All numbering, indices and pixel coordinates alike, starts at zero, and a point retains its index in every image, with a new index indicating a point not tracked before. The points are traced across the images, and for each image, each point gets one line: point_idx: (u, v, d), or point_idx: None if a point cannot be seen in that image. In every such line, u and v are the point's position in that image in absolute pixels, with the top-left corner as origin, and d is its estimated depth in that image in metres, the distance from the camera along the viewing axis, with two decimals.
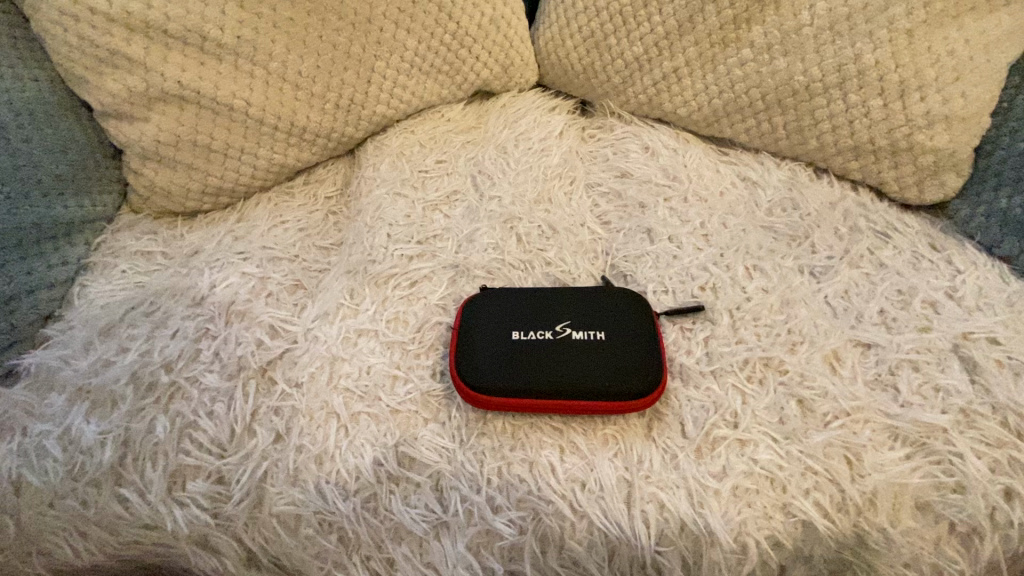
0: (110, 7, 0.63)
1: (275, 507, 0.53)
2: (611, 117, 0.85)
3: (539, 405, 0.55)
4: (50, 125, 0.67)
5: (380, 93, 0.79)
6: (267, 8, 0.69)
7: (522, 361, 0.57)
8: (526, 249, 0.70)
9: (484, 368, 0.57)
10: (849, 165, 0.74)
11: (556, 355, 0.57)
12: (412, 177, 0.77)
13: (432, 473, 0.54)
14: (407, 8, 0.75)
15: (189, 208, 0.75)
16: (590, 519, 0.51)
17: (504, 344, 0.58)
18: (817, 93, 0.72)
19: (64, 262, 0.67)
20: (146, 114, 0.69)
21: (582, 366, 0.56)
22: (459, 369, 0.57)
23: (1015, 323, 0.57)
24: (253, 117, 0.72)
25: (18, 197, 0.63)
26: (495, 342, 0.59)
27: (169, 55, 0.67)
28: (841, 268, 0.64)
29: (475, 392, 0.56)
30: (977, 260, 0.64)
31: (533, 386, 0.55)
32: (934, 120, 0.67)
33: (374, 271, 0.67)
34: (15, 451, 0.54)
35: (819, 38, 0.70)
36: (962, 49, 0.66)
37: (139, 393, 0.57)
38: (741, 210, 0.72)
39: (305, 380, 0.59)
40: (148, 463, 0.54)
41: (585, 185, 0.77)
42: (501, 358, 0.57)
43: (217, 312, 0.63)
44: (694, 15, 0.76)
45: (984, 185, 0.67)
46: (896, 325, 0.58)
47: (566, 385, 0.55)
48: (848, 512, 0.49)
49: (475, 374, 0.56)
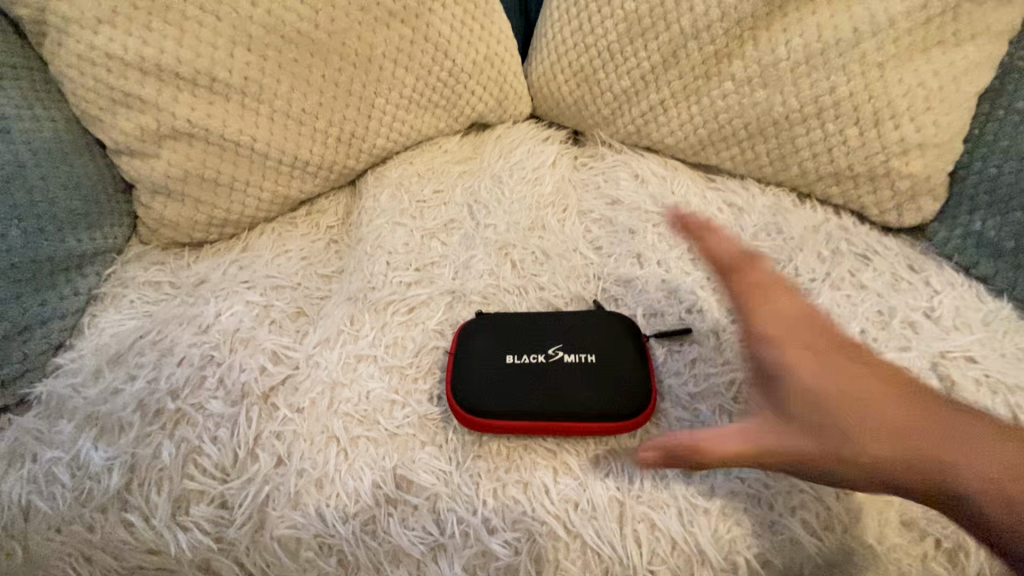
0: (126, 53, 0.67)
1: (276, 531, 0.55)
2: (602, 146, 0.89)
3: (532, 425, 0.57)
4: (66, 162, 0.70)
5: (380, 127, 0.82)
6: (273, 50, 0.73)
7: (516, 382, 0.59)
8: (520, 275, 0.72)
9: (480, 390, 0.59)
10: (830, 190, 0.76)
11: (549, 377, 0.59)
12: (411, 207, 0.80)
13: (429, 496, 0.56)
14: (405, 47, 0.79)
15: (195, 239, 0.78)
16: (583, 539, 0.53)
17: (498, 367, 0.60)
18: (797, 123, 0.75)
19: (75, 293, 0.69)
20: (157, 151, 0.72)
21: (575, 387, 0.58)
22: (456, 391, 0.59)
23: (990, 342, 0.61)
24: (258, 151, 0.76)
25: (34, 232, 0.66)
26: (490, 364, 0.61)
27: (180, 96, 0.71)
28: (824, 290, 0.67)
29: (470, 414, 0.58)
30: (955, 280, 0.67)
31: (526, 408, 0.57)
32: (909, 147, 0.70)
33: (373, 298, 0.69)
34: (25, 477, 0.56)
35: (795, 72, 0.73)
36: (931, 81, 0.69)
37: (145, 420, 0.59)
38: (727, 234, 0.74)
39: (306, 406, 0.61)
40: (153, 488, 0.56)
41: (577, 212, 0.80)
42: (497, 379, 0.60)
43: (222, 339, 0.65)
44: (677, 51, 0.78)
45: (960, 209, 0.70)
46: (877, 346, 0.62)
47: (559, 406, 0.57)
48: (834, 530, 0.52)
49: (471, 396, 0.58)
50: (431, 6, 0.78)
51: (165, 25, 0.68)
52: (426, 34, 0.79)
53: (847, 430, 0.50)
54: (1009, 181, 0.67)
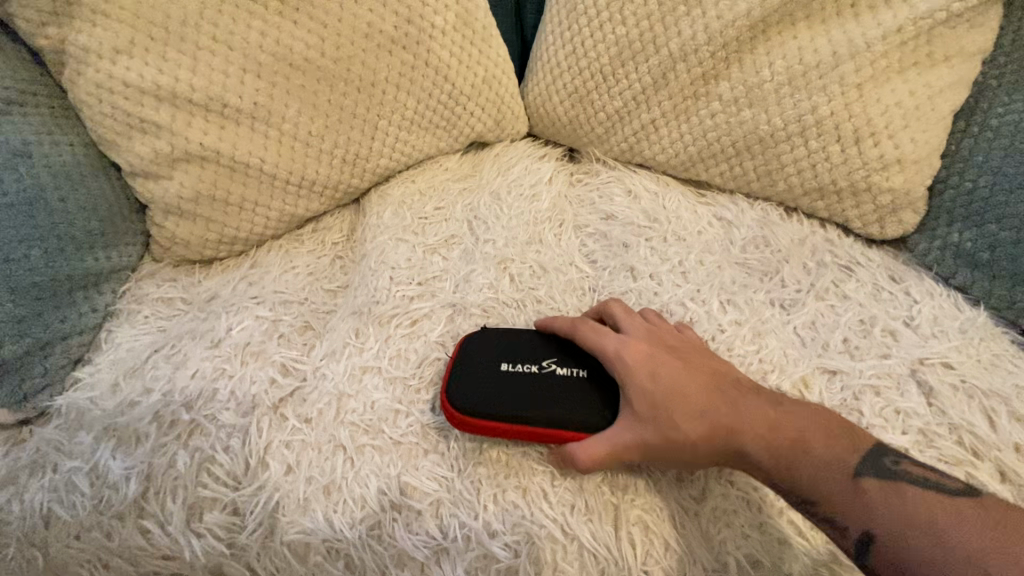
0: (142, 81, 0.71)
1: (286, 536, 0.57)
2: (598, 163, 0.92)
3: (520, 430, 0.58)
4: (84, 185, 0.74)
5: (383, 147, 0.86)
6: (282, 77, 0.76)
7: (506, 388, 0.61)
8: (518, 288, 0.75)
9: (470, 391, 0.61)
10: (816, 205, 0.80)
11: (538, 387, 0.61)
12: (413, 224, 0.83)
13: (432, 501, 0.58)
14: (406, 72, 0.83)
15: (206, 256, 0.81)
16: (580, 541, 0.55)
17: (492, 372, 0.63)
18: (782, 141, 0.78)
19: (93, 309, 0.72)
20: (170, 173, 0.76)
21: (561, 399, 0.60)
22: (446, 389, 0.62)
23: (967, 348, 0.64)
24: (267, 173, 0.79)
25: (54, 251, 0.69)
26: (485, 368, 0.63)
27: (193, 121, 0.74)
28: (809, 300, 0.70)
29: (455, 410, 0.60)
30: (934, 290, 0.70)
31: (511, 412, 0.59)
32: (888, 163, 0.73)
33: (377, 311, 0.72)
34: (46, 486, 0.59)
35: (779, 93, 0.77)
36: (908, 100, 0.73)
37: (161, 430, 0.62)
38: (717, 247, 0.77)
39: (314, 416, 0.63)
40: (169, 496, 0.59)
41: (573, 227, 0.83)
42: (491, 383, 0.62)
43: (234, 353, 0.68)
44: (666, 73, 0.81)
45: (939, 221, 0.74)
46: (859, 353, 0.65)
47: (542, 415, 0.58)
48: (820, 530, 0.55)
49: (460, 395, 0.61)
50: (430, 32, 0.82)
51: (179, 54, 0.72)
52: (427, 59, 0.83)
53: (678, 419, 0.55)
54: (984, 194, 0.70)
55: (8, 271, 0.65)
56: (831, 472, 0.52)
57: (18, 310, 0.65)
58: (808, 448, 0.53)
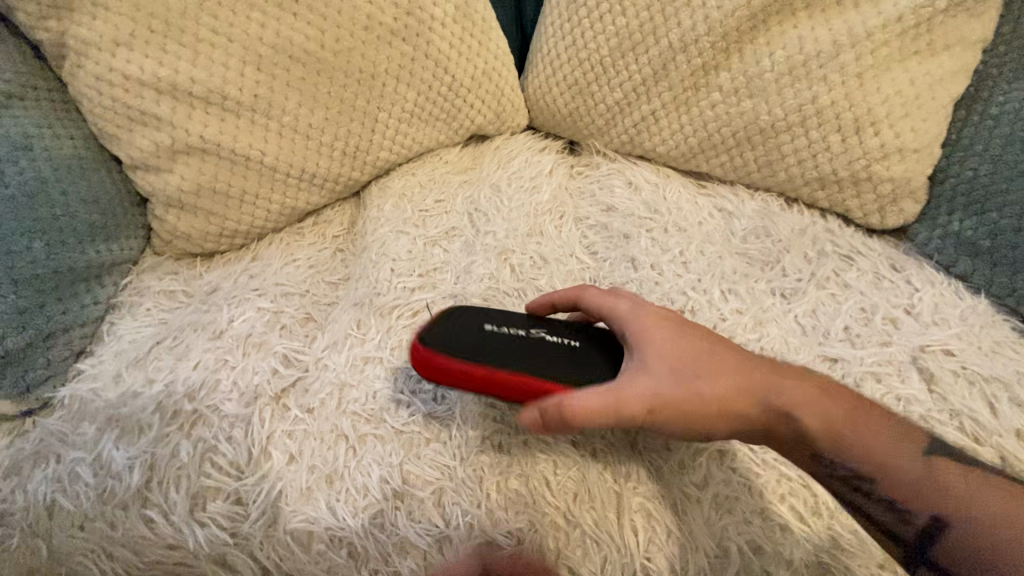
0: (142, 74, 0.71)
1: (289, 524, 0.57)
2: (598, 155, 0.92)
3: (506, 382, 0.54)
4: (84, 177, 0.73)
5: (383, 140, 0.86)
6: (282, 69, 0.76)
7: (491, 345, 0.57)
8: (519, 279, 0.75)
9: (453, 343, 0.56)
10: (816, 195, 0.80)
11: (528, 348, 0.58)
12: (414, 216, 0.83)
13: (434, 490, 0.58)
14: (406, 65, 0.82)
15: (207, 249, 0.81)
16: (582, 528, 0.56)
17: (476, 330, 0.58)
18: (782, 131, 0.78)
19: (95, 301, 0.73)
20: (171, 165, 0.76)
21: (553, 362, 0.57)
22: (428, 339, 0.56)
23: (968, 336, 0.64)
24: (267, 165, 0.79)
25: (56, 243, 0.70)
26: (468, 326, 0.59)
27: (193, 114, 0.74)
28: (811, 289, 0.70)
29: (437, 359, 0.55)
30: (935, 278, 0.70)
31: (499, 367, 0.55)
32: (889, 152, 0.73)
33: (379, 303, 0.72)
34: (50, 476, 0.60)
35: (779, 82, 0.76)
36: (908, 89, 0.73)
37: (163, 421, 0.62)
38: (717, 238, 0.77)
39: (316, 406, 0.63)
40: (172, 486, 0.59)
41: (574, 219, 0.83)
42: (474, 339, 0.57)
43: (236, 344, 0.68)
44: (666, 64, 0.81)
45: (939, 210, 0.74)
46: (860, 341, 0.65)
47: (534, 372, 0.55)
48: (821, 515, 0.55)
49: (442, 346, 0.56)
50: (430, 24, 0.82)
51: (179, 47, 0.72)
52: (426, 51, 0.83)
53: (706, 374, 0.53)
54: (984, 182, 0.71)
55: (10, 262, 0.66)
56: (857, 440, 0.52)
57: (20, 301, 0.67)
58: (850, 423, 0.53)
